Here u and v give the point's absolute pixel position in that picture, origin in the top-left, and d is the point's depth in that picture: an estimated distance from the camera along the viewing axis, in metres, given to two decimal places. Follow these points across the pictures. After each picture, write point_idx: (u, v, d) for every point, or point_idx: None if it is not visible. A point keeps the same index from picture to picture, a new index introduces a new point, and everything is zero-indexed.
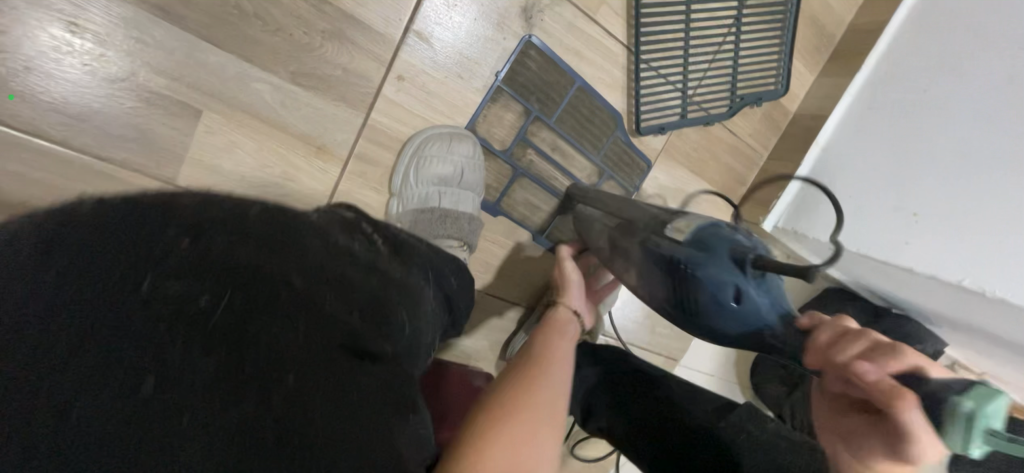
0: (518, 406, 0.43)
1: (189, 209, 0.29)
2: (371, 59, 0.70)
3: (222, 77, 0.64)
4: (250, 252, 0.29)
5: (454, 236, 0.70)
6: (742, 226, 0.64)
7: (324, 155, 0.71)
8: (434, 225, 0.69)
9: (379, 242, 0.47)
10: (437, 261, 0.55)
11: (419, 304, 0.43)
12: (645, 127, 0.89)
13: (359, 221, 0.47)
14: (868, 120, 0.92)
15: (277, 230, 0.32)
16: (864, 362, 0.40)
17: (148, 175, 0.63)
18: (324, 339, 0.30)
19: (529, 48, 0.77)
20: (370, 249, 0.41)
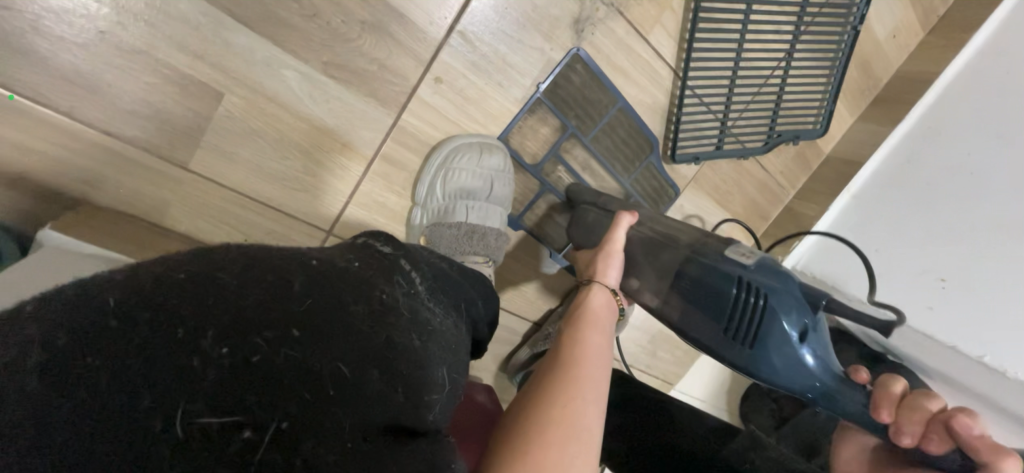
0: (541, 435, 0.41)
1: (209, 281, 0.30)
2: (409, 57, 0.65)
3: (249, 60, 0.59)
4: (291, 353, 0.30)
5: (479, 253, 0.67)
6: (778, 260, 0.58)
7: (347, 153, 0.67)
8: (460, 242, 0.67)
9: (417, 275, 0.44)
10: (468, 289, 0.52)
11: (459, 355, 0.43)
12: (681, 155, 0.85)
13: (399, 257, 0.44)
14: (901, 175, 0.91)
15: (286, 292, 0.32)
16: (966, 416, 0.47)
17: (161, 157, 0.60)
18: (325, 403, 0.29)
19: (575, 61, 0.73)
20: (411, 298, 0.40)
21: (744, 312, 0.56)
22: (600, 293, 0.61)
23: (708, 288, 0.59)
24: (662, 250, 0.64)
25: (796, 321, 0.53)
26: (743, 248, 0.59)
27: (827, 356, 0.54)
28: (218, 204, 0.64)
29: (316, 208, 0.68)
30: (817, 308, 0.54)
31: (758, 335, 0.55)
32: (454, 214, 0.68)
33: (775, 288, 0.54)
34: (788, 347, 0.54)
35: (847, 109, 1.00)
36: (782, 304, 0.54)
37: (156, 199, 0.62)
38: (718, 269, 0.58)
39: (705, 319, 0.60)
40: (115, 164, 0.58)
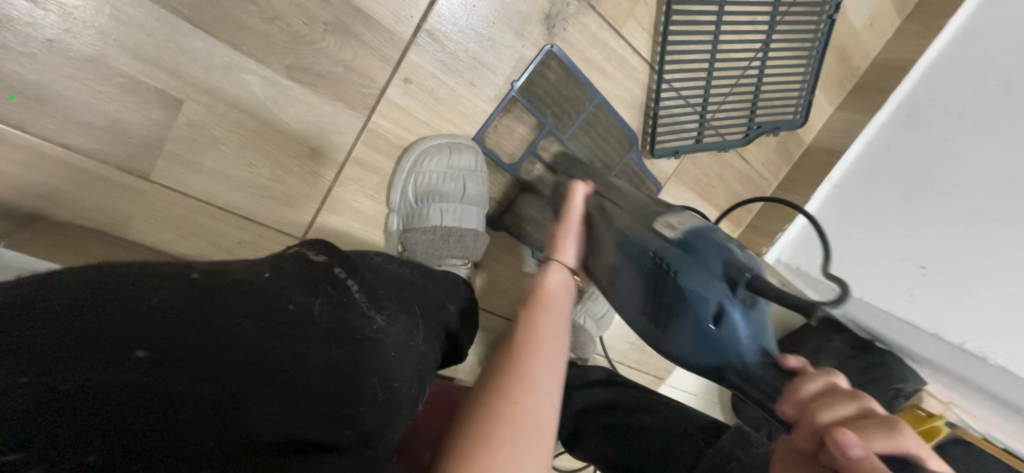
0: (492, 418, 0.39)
1: (68, 305, 0.30)
2: (377, 58, 0.63)
3: (209, 66, 0.57)
4: (137, 374, 0.29)
5: (457, 256, 0.67)
6: (708, 234, 0.57)
7: (317, 158, 0.65)
8: (435, 247, 0.66)
9: (357, 285, 0.46)
10: (432, 292, 0.53)
11: (400, 361, 0.43)
12: (660, 149, 0.85)
13: (333, 266, 0.47)
14: (882, 163, 0.90)
15: (160, 312, 0.33)
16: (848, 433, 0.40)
17: (120, 168, 0.58)
18: (200, 418, 0.29)
19: (549, 58, 0.72)
20: (327, 309, 0.41)
21: (661, 283, 0.58)
22: (559, 271, 0.60)
23: (640, 264, 0.59)
24: (606, 224, 0.62)
25: (711, 297, 0.54)
26: (673, 220, 0.59)
27: (758, 333, 0.55)
28: (185, 214, 0.62)
29: (287, 216, 0.66)
30: (734, 283, 0.54)
31: (676, 310, 0.57)
32: (430, 218, 0.66)
33: (689, 261, 0.55)
34: (700, 324, 0.55)
35: (826, 99, 1.00)
36: (695, 279, 0.55)
37: (119, 211, 0.60)
38: (641, 244, 0.59)
39: (636, 292, 0.61)
40: (68, 175, 0.56)
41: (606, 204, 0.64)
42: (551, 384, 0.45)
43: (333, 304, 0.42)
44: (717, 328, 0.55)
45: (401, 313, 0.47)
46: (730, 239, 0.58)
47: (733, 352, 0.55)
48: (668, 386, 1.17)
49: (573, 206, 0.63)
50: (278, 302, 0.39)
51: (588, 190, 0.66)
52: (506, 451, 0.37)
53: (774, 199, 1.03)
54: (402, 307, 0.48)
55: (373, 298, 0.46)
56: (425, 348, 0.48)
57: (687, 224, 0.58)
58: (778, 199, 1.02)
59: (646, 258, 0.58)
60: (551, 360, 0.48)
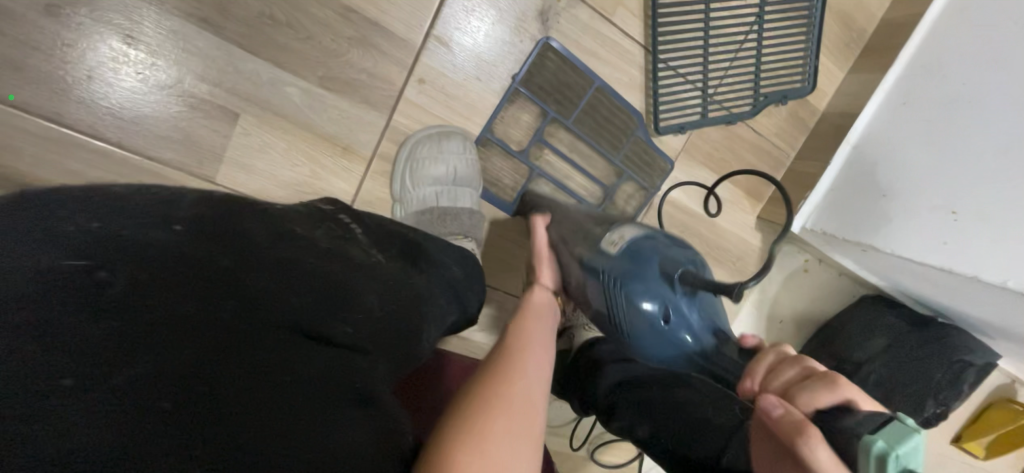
0: (489, 410, 0.43)
1: (98, 220, 0.31)
2: (394, 63, 0.73)
3: (257, 82, 0.69)
4: (168, 241, 0.32)
5: (455, 231, 0.72)
6: (645, 243, 0.67)
7: (349, 156, 0.75)
8: (434, 225, 0.72)
9: (359, 230, 0.53)
10: (439, 253, 0.59)
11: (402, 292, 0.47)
12: (664, 126, 0.89)
13: (339, 213, 0.53)
14: (899, 115, 0.88)
15: (186, 229, 0.34)
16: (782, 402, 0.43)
17: (191, 174, 0.69)
18: (240, 328, 0.31)
19: (547, 50, 0.79)
20: (330, 240, 0.46)
21: (618, 300, 0.67)
22: (542, 292, 0.67)
23: (594, 282, 0.69)
24: (569, 244, 0.72)
25: (654, 300, 0.65)
26: (614, 236, 0.68)
27: (705, 315, 0.67)
28: None
29: None
30: (671, 281, 0.65)
31: (636, 320, 0.67)
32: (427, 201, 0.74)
33: (633, 275, 0.65)
34: (658, 326, 0.66)
35: (834, 64, 1.00)
36: (642, 289, 0.65)
37: None
38: (595, 268, 0.68)
39: (602, 308, 0.70)
40: (151, 183, 0.68)
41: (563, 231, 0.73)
42: (539, 376, 0.50)
43: (335, 237, 0.47)
44: (666, 324, 0.66)
45: (401, 258, 0.53)
46: (662, 240, 0.68)
47: (689, 340, 0.66)
48: None
49: (538, 238, 0.72)
50: (286, 223, 0.43)
51: (547, 219, 0.75)
52: (505, 440, 0.41)
53: (794, 170, 1.02)
54: (400, 255, 0.54)
55: (374, 244, 0.52)
56: (429, 284, 0.53)
57: (625, 237, 0.67)
58: (798, 169, 1.02)
59: (593, 274, 0.68)
60: (539, 356, 0.53)
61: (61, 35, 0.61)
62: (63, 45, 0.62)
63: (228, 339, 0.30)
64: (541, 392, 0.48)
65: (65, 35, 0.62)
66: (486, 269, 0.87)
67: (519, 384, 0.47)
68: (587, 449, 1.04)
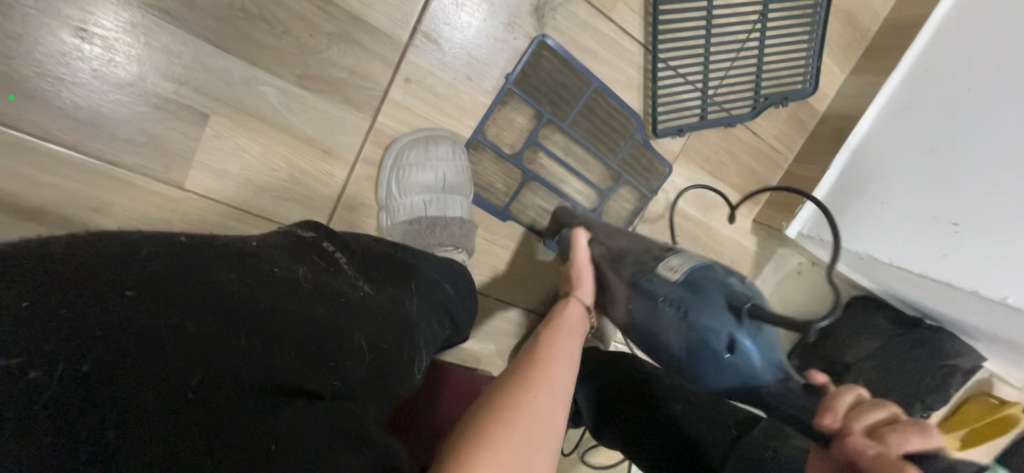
0: (505, 428, 0.41)
1: (47, 287, 0.29)
2: (378, 61, 0.68)
3: (229, 81, 0.63)
4: (131, 312, 0.30)
5: (446, 243, 0.69)
6: (709, 270, 0.63)
7: (330, 159, 0.70)
8: (424, 236, 0.69)
9: (345, 260, 0.51)
10: (427, 271, 0.58)
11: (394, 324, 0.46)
12: (662, 129, 0.85)
13: (322, 240, 0.51)
14: (902, 121, 0.86)
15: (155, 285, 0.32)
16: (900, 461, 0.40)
17: (159, 180, 0.64)
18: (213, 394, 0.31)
19: (542, 48, 0.75)
20: (314, 275, 0.44)
21: (681, 324, 0.63)
22: (575, 307, 0.63)
23: (661, 308, 0.63)
24: (618, 266, 0.66)
25: (719, 329, 0.61)
26: (674, 262, 0.64)
27: (771, 353, 0.62)
28: (214, 219, 0.68)
29: (306, 215, 0.71)
30: (738, 313, 0.60)
31: (697, 345, 0.63)
32: (413, 211, 0.70)
33: (694, 300, 0.62)
34: (720, 357, 0.62)
35: (836, 65, 0.97)
36: (705, 315, 0.61)
37: (158, 219, 0.66)
38: (651, 290, 0.63)
39: (659, 331, 0.65)
40: (115, 189, 0.63)
41: (614, 250, 0.68)
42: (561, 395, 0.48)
43: (319, 271, 0.45)
44: (732, 356, 0.61)
45: (389, 285, 0.52)
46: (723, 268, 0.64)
47: (760, 373, 0.61)
48: None
49: (578, 255, 0.66)
50: (265, 263, 0.41)
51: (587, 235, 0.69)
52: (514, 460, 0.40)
53: (792, 173, 1.00)
54: (389, 283, 0.52)
55: (361, 274, 0.50)
56: (421, 314, 0.52)
57: (686, 264, 0.63)
58: (796, 172, 1.00)
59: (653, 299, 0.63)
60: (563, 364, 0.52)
61: (4, 27, 0.55)
62: (8, 39, 0.55)
63: (198, 409, 0.30)
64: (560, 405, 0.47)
65: (8, 26, 0.55)
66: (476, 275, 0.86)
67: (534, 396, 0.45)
68: (578, 454, 1.03)
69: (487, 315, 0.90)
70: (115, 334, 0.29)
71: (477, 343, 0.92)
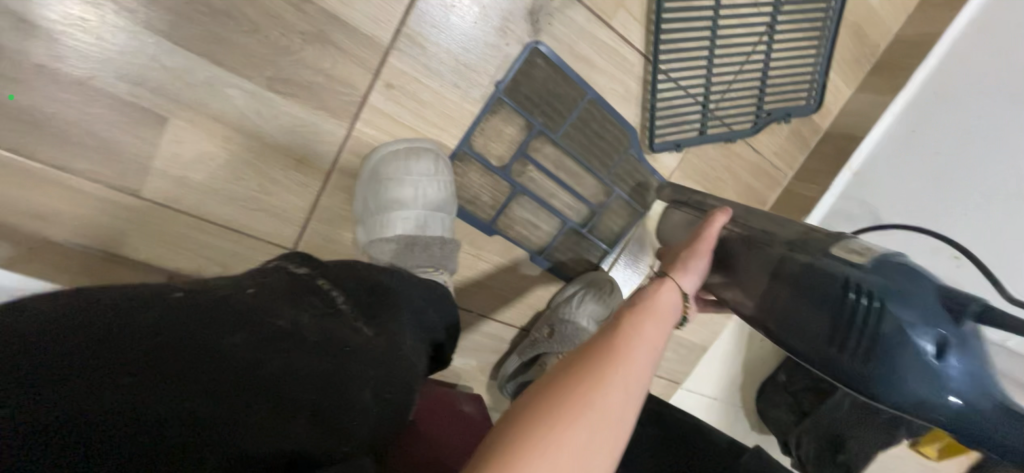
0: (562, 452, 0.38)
1: (49, 379, 0.27)
2: (357, 64, 0.63)
3: (189, 82, 0.57)
4: (138, 393, 0.29)
5: (425, 263, 0.65)
6: (906, 259, 0.44)
7: (303, 168, 0.65)
8: (402, 256, 0.65)
9: (343, 297, 0.47)
10: (416, 298, 0.57)
11: (394, 369, 0.45)
12: (659, 144, 0.81)
13: (316, 277, 0.48)
14: (907, 144, 0.84)
15: (159, 363, 0.31)
16: None
17: (113, 187, 0.59)
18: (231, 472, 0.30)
19: (536, 55, 0.69)
20: (312, 324, 0.42)
21: (858, 318, 0.42)
22: (672, 292, 0.53)
23: (813, 287, 0.46)
24: (761, 248, 0.52)
25: (927, 330, 0.40)
26: (853, 245, 0.47)
27: (985, 376, 0.39)
28: (177, 229, 0.64)
29: (278, 226, 0.67)
30: (960, 316, 0.40)
31: (879, 345, 0.41)
32: (391, 228, 0.66)
33: (906, 293, 0.41)
34: (920, 364, 0.40)
35: (843, 81, 0.93)
36: (908, 310, 0.40)
37: (116, 228, 0.61)
38: (819, 268, 0.46)
39: (808, 318, 0.46)
40: (65, 195, 0.58)
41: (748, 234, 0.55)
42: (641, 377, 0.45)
43: (319, 317, 0.43)
44: (936, 365, 0.39)
45: (389, 322, 0.50)
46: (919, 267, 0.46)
47: (959, 399, 0.39)
48: (686, 391, 1.20)
49: (710, 232, 0.54)
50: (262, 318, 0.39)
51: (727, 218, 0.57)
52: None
53: (789, 191, 0.97)
54: (388, 320, 0.50)
55: (361, 311, 0.48)
56: (413, 355, 0.50)
57: (874, 248, 0.46)
58: (794, 191, 0.96)
59: (833, 277, 0.45)
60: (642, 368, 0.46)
61: None
62: None
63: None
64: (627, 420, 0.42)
65: None
66: (459, 290, 0.83)
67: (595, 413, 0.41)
68: None
69: (469, 329, 0.87)
70: (127, 424, 0.28)
71: (458, 358, 0.89)
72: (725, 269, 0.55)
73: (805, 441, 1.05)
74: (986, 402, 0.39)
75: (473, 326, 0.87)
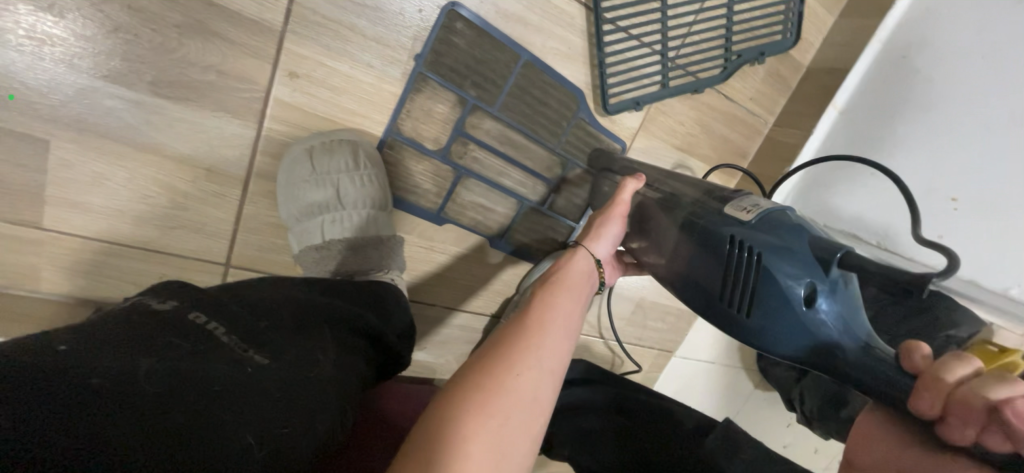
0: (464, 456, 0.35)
1: None
2: (250, 55, 0.56)
3: (60, 97, 0.51)
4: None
5: (364, 267, 0.60)
6: (787, 213, 0.50)
7: (215, 178, 0.60)
8: (336, 262, 0.60)
9: (223, 330, 0.42)
10: (341, 306, 0.52)
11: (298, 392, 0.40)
12: (614, 103, 0.73)
13: (187, 310, 0.42)
14: (898, 72, 0.74)
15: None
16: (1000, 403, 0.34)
17: (9, 221, 0.55)
18: None
19: (455, 19, 0.62)
20: (170, 366, 0.35)
21: (739, 270, 0.49)
22: (584, 257, 0.55)
23: (705, 247, 0.52)
24: (671, 208, 0.57)
25: (798, 281, 0.46)
26: (745, 202, 0.52)
27: (852, 318, 0.45)
28: (91, 258, 0.59)
29: (201, 242, 0.62)
30: (829, 265, 0.45)
31: (757, 295, 0.48)
32: (318, 233, 0.61)
33: (780, 246, 0.47)
34: (791, 312, 0.46)
35: (824, 7, 0.83)
36: (780, 262, 0.47)
37: (23, 264, 0.57)
38: (714, 229, 0.51)
39: (706, 276, 0.52)
40: None
41: (671, 193, 0.59)
42: (552, 362, 0.44)
43: (182, 356, 0.37)
44: (806, 310, 0.45)
45: (291, 338, 0.45)
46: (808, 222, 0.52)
47: (829, 334, 0.45)
48: (681, 358, 1.16)
49: (622, 198, 0.58)
50: (86, 375, 0.32)
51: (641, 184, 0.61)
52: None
53: (771, 139, 0.88)
54: (293, 341, 0.44)
55: (252, 339, 0.42)
56: (339, 374, 0.45)
57: (761, 205, 0.51)
58: (775, 138, 0.87)
59: (715, 238, 0.51)
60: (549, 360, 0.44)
61: None
62: None
63: None
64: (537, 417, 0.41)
65: None
66: (416, 286, 0.78)
67: (502, 412, 0.38)
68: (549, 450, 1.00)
69: (435, 325, 0.82)
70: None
71: (428, 355, 0.85)
72: (642, 231, 0.61)
73: (806, 395, 0.99)
74: (846, 343, 0.45)
75: (438, 321, 0.82)
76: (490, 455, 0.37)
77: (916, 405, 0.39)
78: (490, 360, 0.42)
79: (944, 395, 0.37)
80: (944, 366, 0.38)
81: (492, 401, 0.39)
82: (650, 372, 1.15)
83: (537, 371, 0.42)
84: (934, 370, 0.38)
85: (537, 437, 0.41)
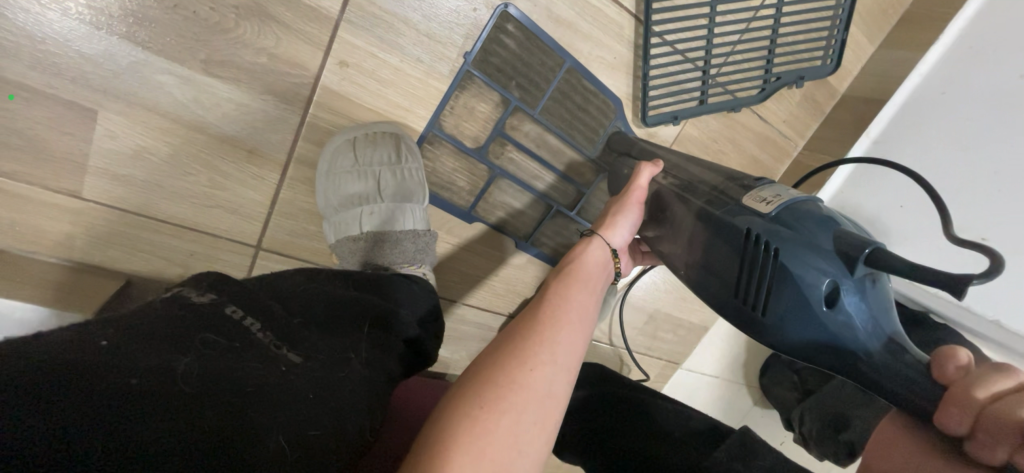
0: (487, 437, 0.36)
1: None
2: (305, 42, 0.56)
3: (113, 69, 0.51)
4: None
5: (399, 261, 0.60)
6: (811, 205, 0.49)
7: (256, 161, 0.60)
8: (369, 254, 0.59)
9: (259, 325, 0.39)
10: (378, 303, 0.50)
11: (337, 391, 0.37)
12: (652, 116, 0.73)
13: (223, 305, 0.39)
14: (937, 111, 0.75)
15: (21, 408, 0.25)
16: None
17: (51, 189, 0.55)
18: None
19: (506, 20, 0.62)
20: (205, 364, 0.33)
21: (756, 264, 0.49)
22: (599, 248, 0.56)
23: (723, 237, 0.51)
24: (687, 197, 0.57)
25: (822, 277, 0.45)
26: (765, 192, 0.52)
27: (879, 316, 0.44)
28: (126, 231, 0.59)
29: (234, 223, 0.62)
30: (853, 264, 0.44)
31: (773, 296, 0.48)
32: (355, 225, 0.60)
33: (796, 239, 0.47)
34: (810, 313, 0.45)
35: (865, 36, 0.84)
36: (798, 258, 0.46)
37: (57, 232, 0.57)
38: (730, 222, 0.51)
39: (722, 267, 0.52)
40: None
41: (688, 181, 0.59)
42: (569, 359, 0.44)
43: (217, 355, 0.34)
44: (829, 312, 0.45)
45: (329, 331, 0.44)
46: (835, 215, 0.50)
47: (853, 336, 0.44)
48: (686, 370, 1.17)
49: (638, 184, 0.59)
50: (118, 373, 0.29)
51: (657, 170, 0.61)
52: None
53: (800, 162, 0.88)
54: (325, 338, 0.42)
55: (284, 335, 0.39)
56: (369, 374, 0.43)
57: (783, 195, 0.50)
58: (804, 162, 0.88)
59: (733, 233, 0.50)
60: (569, 353, 0.45)
61: None
62: None
63: None
64: (557, 407, 0.41)
65: None
66: (440, 280, 0.78)
67: (526, 400, 0.39)
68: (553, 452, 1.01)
69: (455, 320, 0.83)
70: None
71: (445, 350, 0.85)
72: (657, 220, 0.61)
73: (806, 417, 0.97)
74: (873, 342, 0.44)
75: (460, 317, 0.83)
76: (500, 447, 0.37)
77: (944, 419, 0.38)
78: (501, 357, 0.42)
79: (972, 413, 0.36)
80: (981, 383, 0.36)
81: (504, 397, 0.39)
82: (656, 382, 1.16)
83: (550, 364, 0.42)
84: (969, 387, 0.37)
85: (551, 431, 0.41)
